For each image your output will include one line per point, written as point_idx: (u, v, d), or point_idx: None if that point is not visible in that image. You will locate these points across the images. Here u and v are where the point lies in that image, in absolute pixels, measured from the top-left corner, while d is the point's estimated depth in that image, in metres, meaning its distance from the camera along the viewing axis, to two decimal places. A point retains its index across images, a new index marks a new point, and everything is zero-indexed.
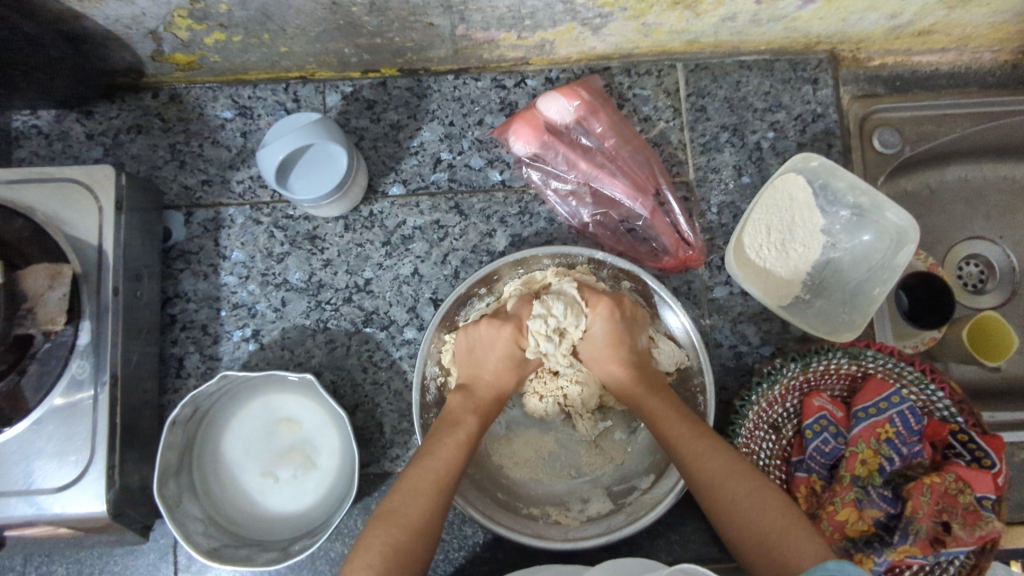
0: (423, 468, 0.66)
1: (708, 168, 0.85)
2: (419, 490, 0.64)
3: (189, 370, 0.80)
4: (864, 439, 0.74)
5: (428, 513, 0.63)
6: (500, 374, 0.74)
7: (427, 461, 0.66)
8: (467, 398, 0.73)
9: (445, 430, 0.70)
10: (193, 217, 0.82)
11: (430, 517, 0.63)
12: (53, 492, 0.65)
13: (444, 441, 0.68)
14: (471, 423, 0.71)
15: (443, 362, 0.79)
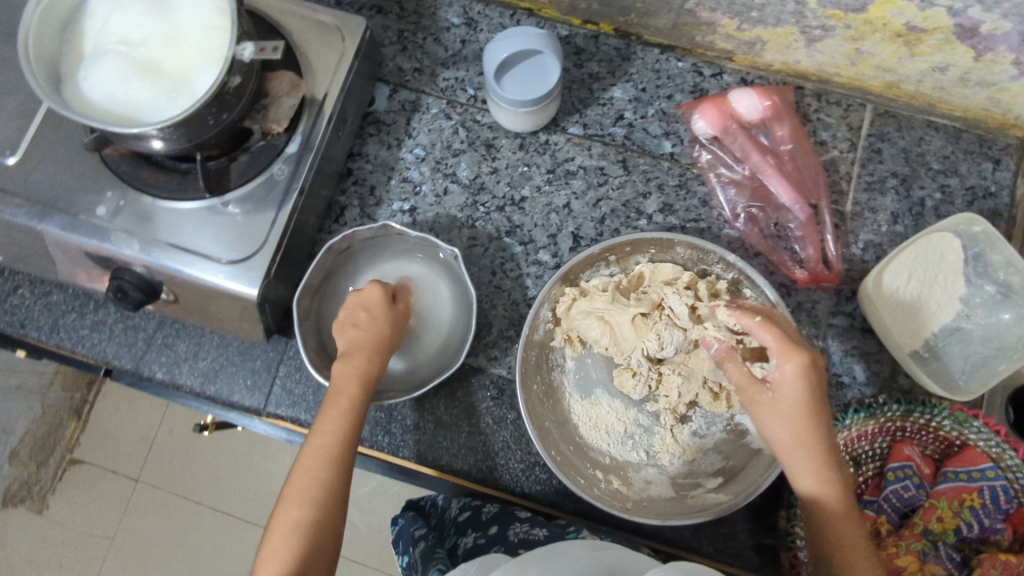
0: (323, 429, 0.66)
1: (866, 206, 0.87)
2: (321, 463, 0.65)
3: (347, 219, 0.89)
4: (948, 497, 0.73)
5: (330, 478, 0.64)
6: (374, 322, 0.73)
7: (320, 422, 0.67)
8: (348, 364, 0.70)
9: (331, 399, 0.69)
10: (396, 95, 0.93)
11: (334, 482, 0.64)
12: (222, 263, 0.75)
13: (330, 404, 0.68)
14: (348, 385, 0.69)
15: (555, 312, 0.81)
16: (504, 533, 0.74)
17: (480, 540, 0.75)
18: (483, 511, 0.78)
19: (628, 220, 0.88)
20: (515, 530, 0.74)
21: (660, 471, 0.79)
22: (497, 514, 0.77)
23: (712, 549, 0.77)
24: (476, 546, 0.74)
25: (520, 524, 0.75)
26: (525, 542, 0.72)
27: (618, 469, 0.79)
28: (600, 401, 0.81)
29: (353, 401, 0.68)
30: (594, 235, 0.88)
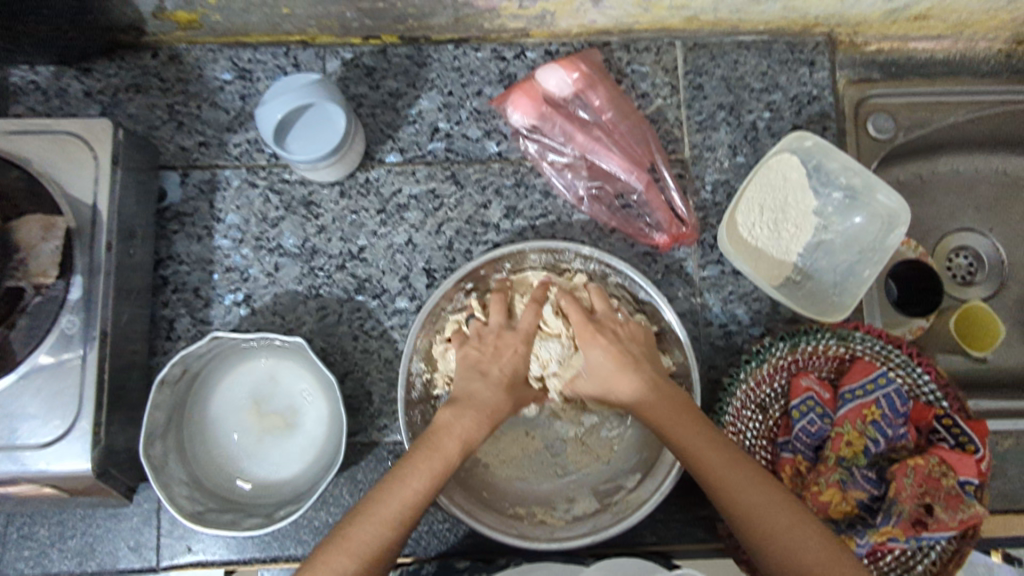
0: (388, 502, 0.59)
1: (704, 147, 0.85)
2: (377, 541, 0.58)
3: (180, 332, 0.80)
4: (850, 420, 0.74)
5: (383, 546, 0.58)
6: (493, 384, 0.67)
7: (397, 488, 0.60)
8: (461, 417, 0.65)
9: (416, 460, 0.62)
10: (189, 178, 0.82)
11: (377, 557, 0.58)
12: (39, 448, 0.65)
13: (418, 469, 0.61)
14: (451, 448, 0.63)
15: (428, 359, 0.75)
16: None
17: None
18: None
19: (476, 237, 0.82)
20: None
21: (578, 483, 0.77)
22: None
23: (655, 538, 0.78)
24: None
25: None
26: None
27: (539, 496, 0.76)
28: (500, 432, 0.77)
29: (441, 473, 0.62)
30: (446, 263, 0.82)
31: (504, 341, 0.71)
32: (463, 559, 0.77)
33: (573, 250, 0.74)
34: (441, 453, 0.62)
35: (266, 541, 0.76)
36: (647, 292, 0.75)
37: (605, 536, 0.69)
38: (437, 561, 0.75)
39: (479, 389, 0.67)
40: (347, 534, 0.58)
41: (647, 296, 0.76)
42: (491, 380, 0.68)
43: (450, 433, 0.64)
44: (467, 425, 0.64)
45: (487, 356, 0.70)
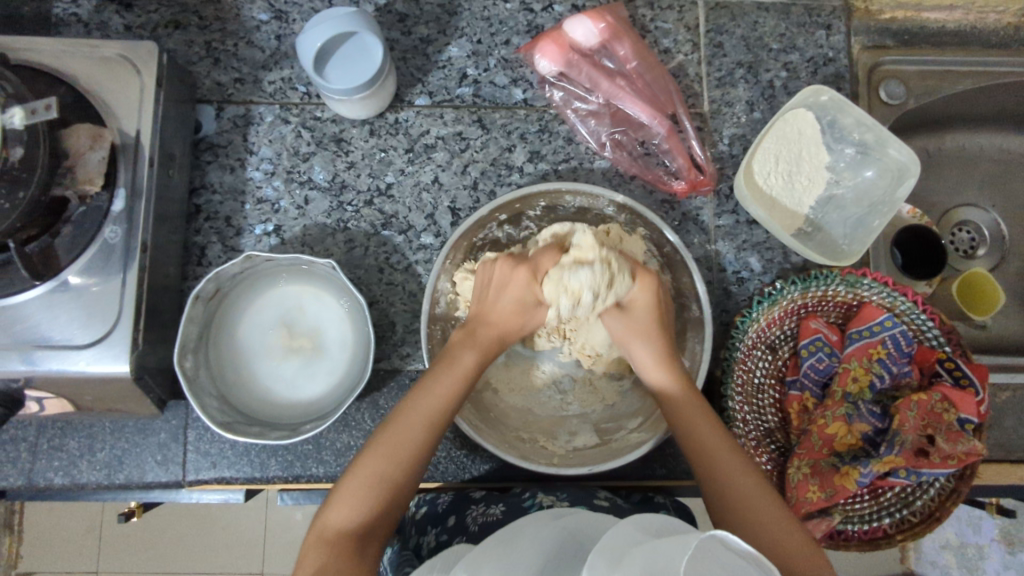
0: (405, 428, 0.63)
1: (722, 102, 0.88)
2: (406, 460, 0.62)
3: (211, 259, 0.82)
4: (857, 357, 0.77)
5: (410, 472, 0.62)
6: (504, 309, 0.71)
7: (410, 414, 0.64)
8: (464, 354, 0.69)
9: (425, 386, 0.66)
10: (224, 112, 0.85)
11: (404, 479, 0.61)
12: (79, 349, 0.68)
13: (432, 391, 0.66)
14: (453, 385, 0.67)
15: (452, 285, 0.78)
16: (463, 522, 0.73)
17: (443, 537, 0.72)
18: (438, 504, 0.76)
19: (500, 179, 0.85)
20: (472, 514, 0.73)
21: (582, 420, 0.80)
22: (453, 502, 0.76)
23: (664, 471, 0.80)
24: (438, 544, 0.72)
25: (476, 506, 0.74)
26: (485, 524, 0.72)
27: (551, 425, 0.79)
28: (517, 360, 0.81)
29: (450, 403, 0.66)
30: (471, 203, 0.85)
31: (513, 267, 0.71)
32: (478, 488, 0.79)
33: (605, 197, 0.77)
34: (445, 385, 0.66)
35: (289, 459, 0.79)
36: (669, 243, 0.78)
37: (609, 467, 0.73)
38: (454, 491, 0.78)
39: (477, 328, 0.71)
40: (367, 457, 0.62)
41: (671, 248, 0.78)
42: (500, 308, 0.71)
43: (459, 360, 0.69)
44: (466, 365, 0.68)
45: (497, 283, 0.72)
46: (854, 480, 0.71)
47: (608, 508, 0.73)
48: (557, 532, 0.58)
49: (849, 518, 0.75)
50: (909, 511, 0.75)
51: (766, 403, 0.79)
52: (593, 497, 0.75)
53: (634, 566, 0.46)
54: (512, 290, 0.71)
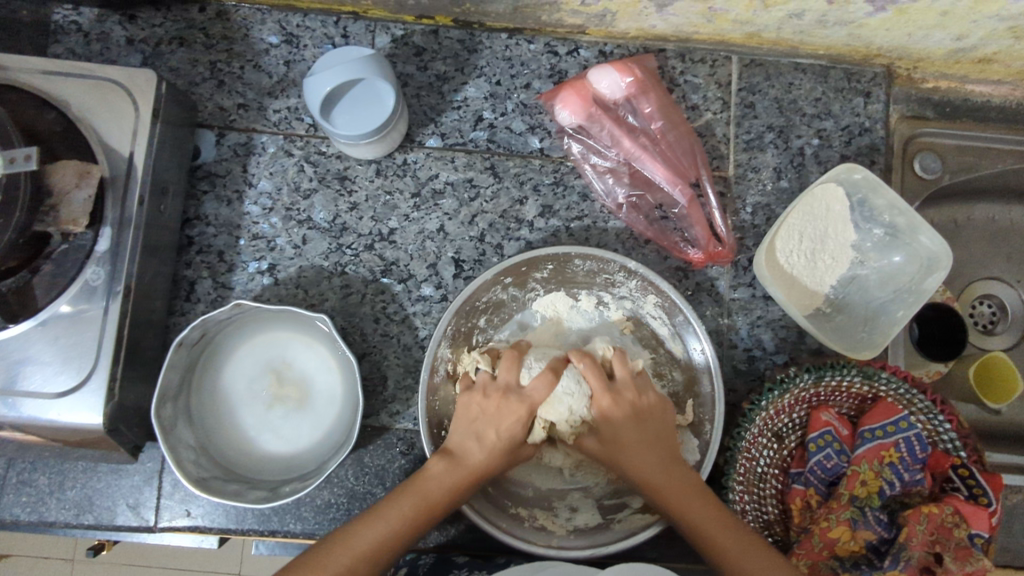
0: (364, 534, 0.59)
1: (749, 167, 0.83)
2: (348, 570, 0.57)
3: (199, 295, 0.78)
4: (868, 460, 0.73)
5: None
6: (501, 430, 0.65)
7: (369, 526, 0.59)
8: (457, 468, 0.64)
9: (402, 495, 0.62)
10: (225, 139, 0.81)
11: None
12: (50, 397, 0.64)
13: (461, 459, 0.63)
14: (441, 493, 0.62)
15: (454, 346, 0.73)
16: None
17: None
18: (418, 567, 0.74)
19: (508, 232, 0.81)
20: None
21: (585, 495, 0.75)
22: (434, 567, 0.74)
23: (655, 554, 0.77)
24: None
25: (458, 573, 0.72)
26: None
27: (540, 500, 0.74)
28: None
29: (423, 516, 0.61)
30: (476, 255, 0.80)
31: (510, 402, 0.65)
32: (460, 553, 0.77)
33: (617, 262, 0.71)
34: (418, 497, 0.62)
35: (265, 514, 0.75)
36: (685, 319, 0.72)
37: (607, 552, 0.67)
38: (436, 553, 0.76)
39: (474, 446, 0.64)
40: (316, 554, 0.57)
41: (682, 320, 0.73)
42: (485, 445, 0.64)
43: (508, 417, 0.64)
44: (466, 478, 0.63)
45: (483, 420, 0.65)
46: None
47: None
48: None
49: None
50: None
51: (767, 494, 0.75)
52: (580, 574, 0.72)
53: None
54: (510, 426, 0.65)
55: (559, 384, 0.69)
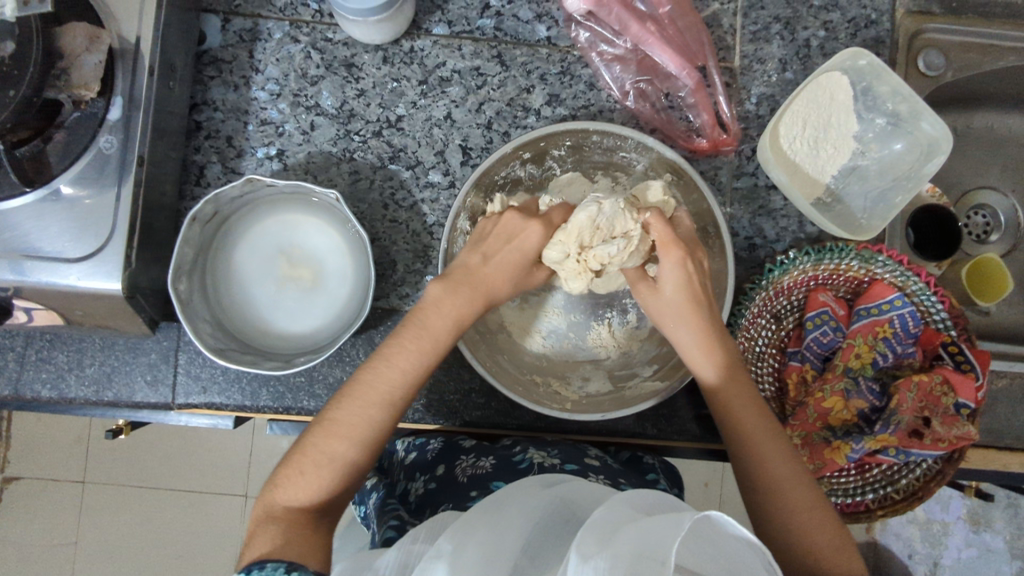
0: (322, 442, 0.59)
1: (754, 58, 0.84)
2: (365, 419, 0.60)
3: (210, 180, 0.79)
4: (863, 334, 0.76)
5: (380, 428, 0.61)
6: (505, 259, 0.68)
7: (368, 373, 0.62)
8: (452, 299, 0.65)
9: (397, 340, 0.63)
10: (230, 25, 0.80)
11: (369, 439, 0.60)
12: (70, 262, 0.66)
13: (406, 348, 0.63)
14: (440, 327, 0.64)
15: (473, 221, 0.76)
16: (452, 473, 0.73)
17: (431, 485, 0.74)
18: (428, 453, 0.77)
19: (515, 120, 0.82)
20: (461, 465, 0.74)
21: (597, 366, 0.80)
22: (442, 451, 0.77)
23: (655, 431, 0.80)
24: (427, 491, 0.73)
25: (466, 457, 0.75)
26: (475, 477, 0.72)
27: (553, 371, 0.79)
28: (530, 303, 0.80)
29: (424, 352, 0.63)
30: (483, 143, 0.81)
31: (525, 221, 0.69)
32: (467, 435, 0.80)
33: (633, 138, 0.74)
34: (411, 340, 0.63)
35: (280, 391, 0.78)
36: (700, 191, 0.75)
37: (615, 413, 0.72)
38: (443, 438, 0.79)
39: (482, 264, 0.67)
40: (333, 419, 0.60)
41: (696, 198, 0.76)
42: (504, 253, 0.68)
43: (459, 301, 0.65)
44: (459, 305, 0.65)
45: (494, 233, 0.69)
46: (844, 455, 0.72)
47: (599, 466, 0.73)
48: (546, 505, 0.58)
49: (834, 490, 0.76)
50: (893, 488, 0.75)
51: (765, 372, 0.79)
52: (584, 455, 0.75)
53: (625, 541, 0.45)
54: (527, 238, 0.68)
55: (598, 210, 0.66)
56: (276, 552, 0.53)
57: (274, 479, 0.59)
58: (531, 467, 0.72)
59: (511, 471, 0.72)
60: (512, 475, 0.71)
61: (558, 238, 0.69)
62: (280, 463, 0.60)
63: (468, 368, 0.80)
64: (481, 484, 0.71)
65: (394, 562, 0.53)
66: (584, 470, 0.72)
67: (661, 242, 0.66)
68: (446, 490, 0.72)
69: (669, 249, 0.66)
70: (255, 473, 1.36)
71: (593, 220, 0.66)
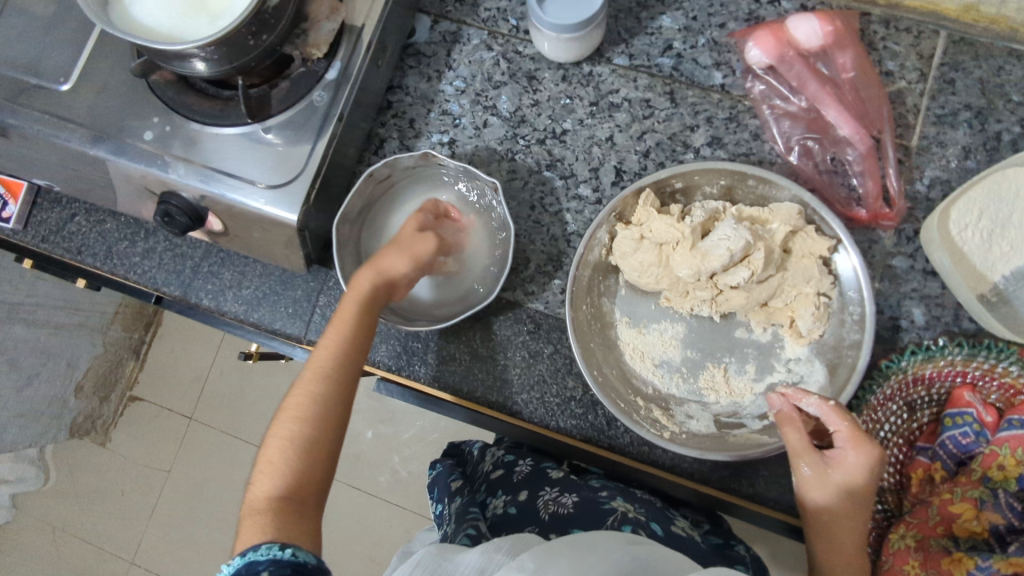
0: (275, 439, 0.60)
1: (934, 141, 0.81)
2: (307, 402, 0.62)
3: (387, 152, 0.89)
4: (1011, 445, 0.69)
5: (319, 408, 0.62)
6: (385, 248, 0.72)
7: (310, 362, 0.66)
8: (356, 291, 0.69)
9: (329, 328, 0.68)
10: (438, 26, 0.91)
11: (320, 415, 0.62)
12: (261, 190, 0.75)
13: (332, 332, 0.66)
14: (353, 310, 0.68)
15: (611, 233, 0.78)
16: (534, 503, 0.71)
17: (511, 509, 0.72)
18: (514, 474, 0.76)
19: (673, 154, 0.84)
20: (544, 498, 0.72)
21: (703, 407, 0.78)
22: (529, 476, 0.75)
23: (751, 491, 0.76)
24: (506, 515, 0.72)
25: (549, 490, 0.72)
26: (557, 515, 0.69)
27: (659, 400, 0.78)
28: (648, 330, 0.80)
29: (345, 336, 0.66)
30: (637, 169, 0.85)
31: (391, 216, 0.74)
32: (556, 466, 0.79)
33: (791, 189, 0.73)
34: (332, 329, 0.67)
35: (397, 351, 0.83)
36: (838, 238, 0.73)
37: (714, 455, 0.70)
38: (531, 463, 0.78)
39: (373, 256, 0.72)
40: (287, 405, 0.63)
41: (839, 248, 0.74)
42: (380, 252, 0.72)
43: (352, 297, 0.69)
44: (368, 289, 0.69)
45: (379, 230, 0.74)
46: (966, 570, 0.65)
47: (686, 538, 0.68)
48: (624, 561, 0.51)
49: None
50: None
51: (886, 461, 0.74)
52: (670, 522, 0.70)
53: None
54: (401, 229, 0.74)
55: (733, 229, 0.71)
56: (275, 537, 0.54)
57: (252, 479, 0.60)
58: (616, 516, 0.67)
59: (593, 518, 0.68)
60: (596, 523, 0.67)
61: (696, 254, 0.73)
62: (254, 465, 0.60)
63: (573, 376, 0.80)
64: (561, 526, 0.68)
65: (476, 562, 0.50)
66: (668, 540, 0.66)
67: (850, 438, 0.64)
68: (525, 519, 0.71)
69: (858, 445, 0.63)
70: None
71: (734, 250, 0.70)
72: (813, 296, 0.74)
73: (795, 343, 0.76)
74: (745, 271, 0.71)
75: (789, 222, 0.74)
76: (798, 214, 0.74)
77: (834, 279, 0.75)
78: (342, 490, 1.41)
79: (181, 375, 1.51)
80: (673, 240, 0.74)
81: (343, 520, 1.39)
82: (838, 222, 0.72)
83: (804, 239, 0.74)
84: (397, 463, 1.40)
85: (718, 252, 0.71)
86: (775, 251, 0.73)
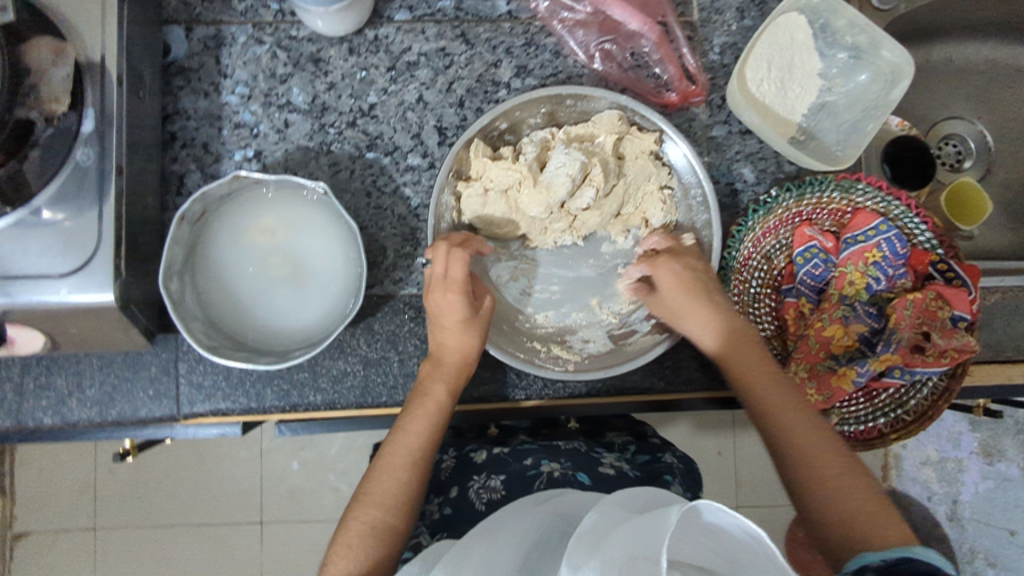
0: (360, 516, 0.62)
1: (712, 9, 0.85)
2: (396, 485, 0.64)
3: (190, 188, 0.80)
4: (853, 262, 0.77)
5: (402, 491, 0.64)
6: (457, 334, 0.70)
7: (400, 439, 0.66)
8: (438, 374, 0.70)
9: (429, 392, 0.69)
10: (193, 33, 0.81)
11: (390, 498, 0.63)
12: (58, 278, 0.65)
13: (417, 414, 0.68)
14: (448, 387, 0.69)
15: (457, 195, 0.76)
16: (466, 498, 0.71)
17: (447, 509, 0.71)
18: (441, 470, 0.75)
19: (487, 95, 0.83)
20: (474, 488, 0.72)
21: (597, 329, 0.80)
22: (456, 470, 0.74)
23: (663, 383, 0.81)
24: (443, 517, 0.70)
25: (477, 478, 0.72)
26: (491, 502, 0.70)
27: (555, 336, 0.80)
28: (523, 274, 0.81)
29: (448, 401, 0.69)
30: (458, 121, 0.82)
31: (438, 290, 0.70)
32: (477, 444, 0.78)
33: (607, 99, 0.75)
34: (432, 398, 0.68)
35: (284, 389, 0.78)
36: (660, 129, 0.77)
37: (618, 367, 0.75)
38: (454, 453, 0.76)
39: (447, 324, 0.70)
40: (365, 491, 0.64)
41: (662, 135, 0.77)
42: (450, 330, 0.70)
43: (436, 378, 0.70)
44: (441, 380, 0.69)
45: (439, 313, 0.70)
46: (851, 380, 0.74)
47: (614, 476, 0.72)
48: (544, 521, 0.57)
49: (846, 419, 0.77)
50: (903, 410, 0.76)
51: (762, 312, 0.80)
52: (598, 464, 0.73)
53: (614, 546, 0.44)
54: (447, 307, 0.69)
55: (563, 157, 0.71)
56: None
57: (326, 561, 0.61)
58: (543, 479, 0.70)
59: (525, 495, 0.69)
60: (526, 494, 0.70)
61: (539, 192, 0.72)
62: (327, 547, 0.62)
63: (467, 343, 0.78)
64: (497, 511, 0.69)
65: None
66: (596, 486, 0.70)
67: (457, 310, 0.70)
68: (464, 516, 0.70)
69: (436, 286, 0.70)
70: (268, 498, 1.34)
71: (575, 177, 0.71)
72: (660, 194, 0.78)
73: (655, 241, 0.80)
74: (591, 190, 0.72)
75: (617, 129, 0.76)
76: (619, 120, 0.76)
77: (670, 170, 0.78)
78: (290, 528, 1.34)
79: (58, 491, 1.33)
80: (515, 181, 0.74)
81: (303, 555, 1.34)
82: (656, 113, 0.74)
83: (632, 142, 0.77)
84: (334, 480, 1.35)
85: (560, 180, 0.71)
86: (609, 162, 0.74)
